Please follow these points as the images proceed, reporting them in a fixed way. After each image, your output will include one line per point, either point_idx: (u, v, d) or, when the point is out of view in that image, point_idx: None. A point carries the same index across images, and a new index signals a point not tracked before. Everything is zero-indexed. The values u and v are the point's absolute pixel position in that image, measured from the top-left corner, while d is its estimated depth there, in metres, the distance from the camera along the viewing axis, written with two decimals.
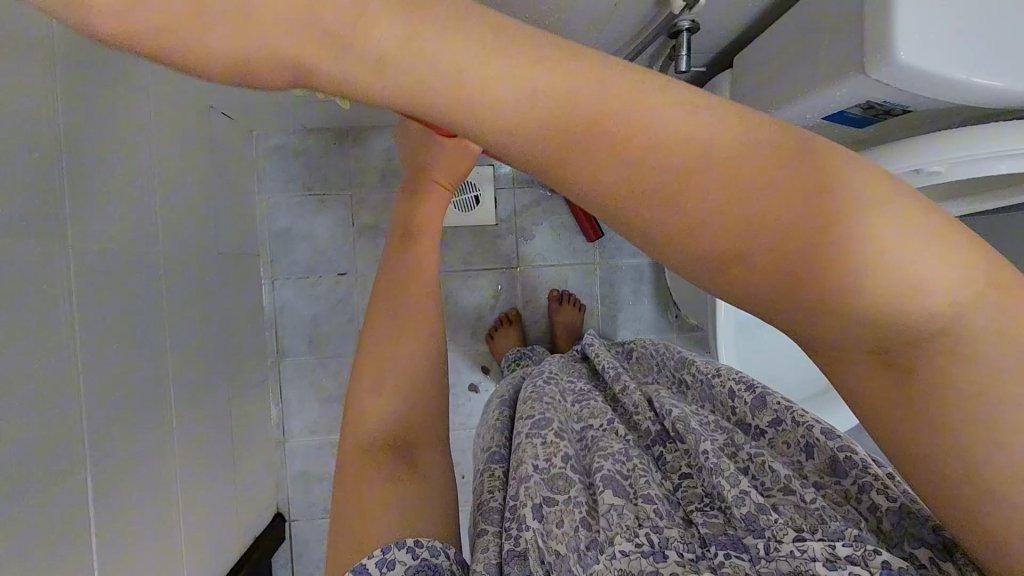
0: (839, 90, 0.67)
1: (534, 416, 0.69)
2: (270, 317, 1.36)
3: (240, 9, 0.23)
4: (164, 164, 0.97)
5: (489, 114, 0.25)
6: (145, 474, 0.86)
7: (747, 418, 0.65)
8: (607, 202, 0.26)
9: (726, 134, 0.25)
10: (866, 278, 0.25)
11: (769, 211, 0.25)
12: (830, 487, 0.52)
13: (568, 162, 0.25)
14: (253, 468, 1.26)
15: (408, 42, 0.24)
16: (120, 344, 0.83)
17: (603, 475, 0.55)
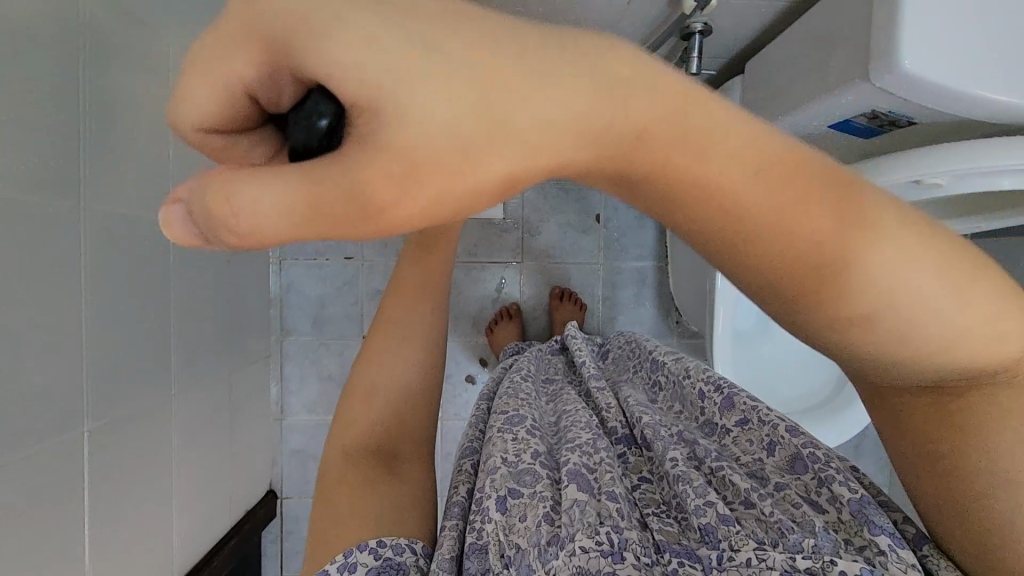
0: (845, 98, 0.68)
1: (506, 412, 0.69)
2: (275, 296, 1.38)
3: (413, 129, 0.16)
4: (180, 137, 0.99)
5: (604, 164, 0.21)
6: (140, 438, 0.88)
7: (713, 418, 0.67)
8: (697, 238, 0.24)
9: (828, 178, 0.23)
10: (916, 329, 0.25)
11: (855, 264, 0.24)
12: (792, 487, 0.54)
13: (666, 203, 0.23)
14: (249, 443, 1.28)
15: (557, 105, 0.19)
16: (125, 309, 0.85)
17: (568, 468, 0.55)
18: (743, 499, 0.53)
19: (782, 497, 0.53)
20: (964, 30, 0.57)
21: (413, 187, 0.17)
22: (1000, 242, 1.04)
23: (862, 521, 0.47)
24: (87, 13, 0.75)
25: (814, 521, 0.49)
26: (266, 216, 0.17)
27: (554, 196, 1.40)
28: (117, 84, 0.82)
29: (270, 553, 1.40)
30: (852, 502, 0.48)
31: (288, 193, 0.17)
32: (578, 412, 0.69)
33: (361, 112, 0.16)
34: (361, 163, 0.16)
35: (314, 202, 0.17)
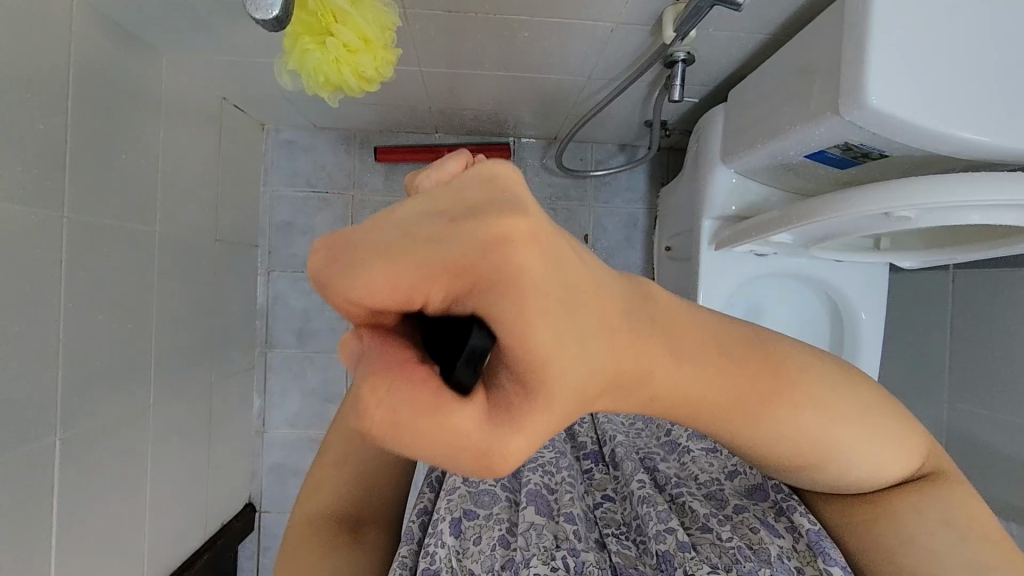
0: (819, 129, 0.69)
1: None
2: (262, 307, 1.38)
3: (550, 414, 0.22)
4: (169, 148, 1.00)
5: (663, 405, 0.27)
6: (113, 449, 0.87)
7: (679, 439, 0.66)
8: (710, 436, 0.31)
9: (825, 405, 0.31)
10: (848, 469, 0.35)
11: (817, 450, 0.33)
12: (751, 510, 0.52)
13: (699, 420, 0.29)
14: (228, 454, 1.27)
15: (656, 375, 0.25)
16: (104, 318, 0.85)
17: (528, 491, 0.56)
18: (701, 525, 0.52)
19: (740, 521, 0.51)
20: (927, 68, 0.58)
21: (538, 434, 0.22)
22: (981, 273, 1.05)
23: (817, 551, 0.44)
24: (77, 28, 0.77)
25: (770, 549, 0.47)
26: (383, 433, 0.20)
27: None
28: (105, 97, 0.83)
29: (247, 569, 1.38)
30: (811, 532, 0.44)
31: (453, 428, 0.20)
32: (549, 427, 0.69)
33: (533, 380, 0.20)
34: (478, 440, 0.20)
35: (456, 445, 0.20)
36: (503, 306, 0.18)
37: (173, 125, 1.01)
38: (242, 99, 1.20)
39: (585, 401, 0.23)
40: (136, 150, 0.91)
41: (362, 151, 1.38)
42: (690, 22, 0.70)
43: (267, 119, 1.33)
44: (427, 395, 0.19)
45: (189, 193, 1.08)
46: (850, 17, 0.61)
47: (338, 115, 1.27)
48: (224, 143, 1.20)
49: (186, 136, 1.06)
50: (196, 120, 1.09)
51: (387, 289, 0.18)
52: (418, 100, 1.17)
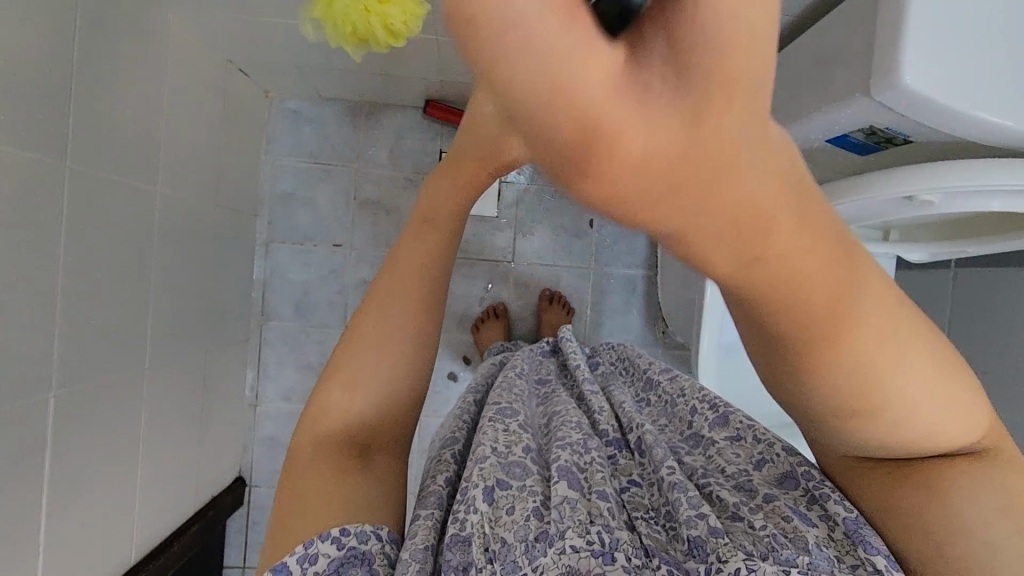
0: (845, 112, 0.69)
1: (498, 404, 0.68)
2: (260, 279, 1.36)
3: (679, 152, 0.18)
4: (173, 106, 0.97)
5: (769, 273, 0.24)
6: (107, 411, 0.85)
7: (703, 431, 0.66)
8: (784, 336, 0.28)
9: (900, 328, 0.30)
10: (915, 435, 0.36)
11: (881, 395, 0.32)
12: (781, 498, 0.53)
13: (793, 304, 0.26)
14: (221, 427, 1.25)
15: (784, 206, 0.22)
16: (102, 275, 0.82)
17: (559, 465, 0.55)
18: (732, 514, 0.53)
19: (772, 508, 0.52)
20: (963, 53, 0.58)
21: (657, 172, 0.18)
22: (984, 271, 1.06)
23: (856, 539, 0.46)
24: None
25: (807, 537, 0.48)
26: (510, 57, 0.15)
27: (548, 198, 1.40)
28: (112, 47, 0.80)
29: (234, 542, 1.36)
30: (847, 520, 0.47)
31: (602, 92, 0.16)
32: (568, 413, 0.68)
33: (693, 84, 0.17)
34: (610, 132, 0.17)
35: (590, 115, 0.17)
36: None
37: (178, 83, 0.98)
38: (249, 63, 1.16)
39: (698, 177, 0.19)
40: (141, 106, 0.88)
41: (368, 124, 1.36)
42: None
43: (272, 86, 1.29)
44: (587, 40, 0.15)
45: (192, 155, 1.05)
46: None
47: (346, 85, 1.25)
48: (228, 107, 1.17)
49: (191, 96, 1.03)
50: (201, 80, 1.06)
51: None
52: (430, 72, 1.15)
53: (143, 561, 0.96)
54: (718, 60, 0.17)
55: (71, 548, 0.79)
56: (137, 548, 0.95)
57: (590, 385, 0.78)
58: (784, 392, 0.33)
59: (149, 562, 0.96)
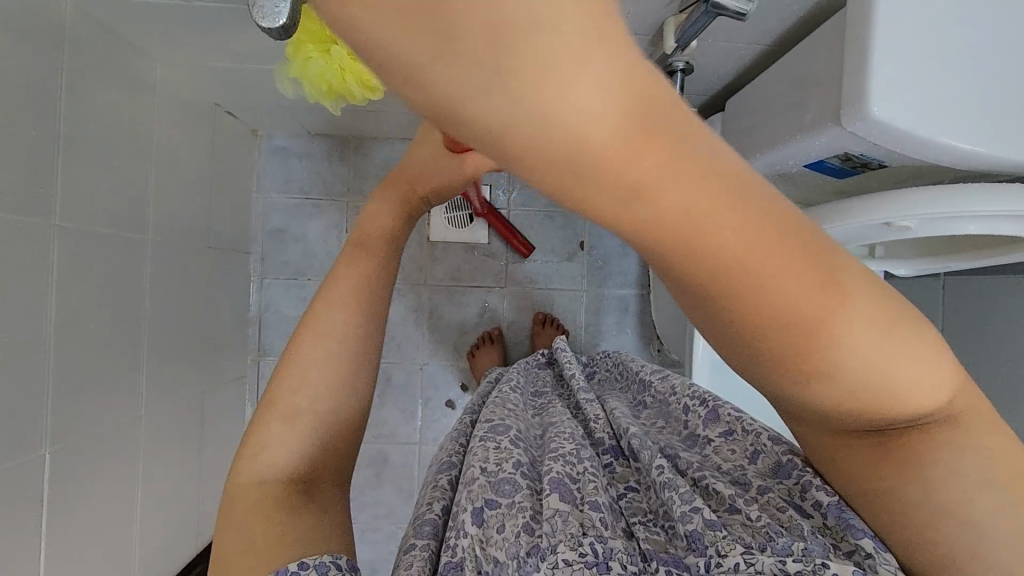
0: (819, 140, 0.70)
1: (490, 420, 0.67)
2: (255, 315, 1.36)
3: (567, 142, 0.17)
4: (161, 153, 0.99)
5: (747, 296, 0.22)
6: (103, 463, 0.85)
7: (697, 430, 0.66)
8: (770, 377, 0.25)
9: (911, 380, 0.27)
10: (933, 459, 0.35)
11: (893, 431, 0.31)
12: (775, 489, 0.53)
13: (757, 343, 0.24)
14: (219, 465, 1.24)
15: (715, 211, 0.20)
16: (96, 326, 0.83)
17: (551, 478, 0.54)
18: (729, 507, 0.52)
19: (766, 500, 0.53)
20: (931, 77, 0.59)
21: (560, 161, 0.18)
22: (973, 282, 1.06)
23: (844, 525, 0.44)
24: (73, 36, 0.75)
25: (802, 525, 0.48)
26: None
27: (538, 222, 1.42)
28: (98, 102, 0.82)
29: None
30: (832, 506, 0.46)
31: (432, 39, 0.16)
32: (563, 422, 0.68)
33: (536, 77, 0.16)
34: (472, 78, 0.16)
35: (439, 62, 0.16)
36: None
37: (165, 130, 0.99)
38: (237, 105, 1.18)
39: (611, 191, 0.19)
40: (129, 157, 0.90)
41: (356, 158, 1.37)
42: (682, 44, 0.73)
43: (260, 125, 1.31)
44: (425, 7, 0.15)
45: (181, 199, 1.06)
46: (857, 23, 0.60)
47: (333, 121, 1.27)
48: (217, 148, 1.18)
49: (179, 142, 1.05)
50: (189, 126, 1.07)
51: None
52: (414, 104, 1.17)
53: None
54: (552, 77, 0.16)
55: None
56: None
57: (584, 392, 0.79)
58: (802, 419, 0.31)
59: None
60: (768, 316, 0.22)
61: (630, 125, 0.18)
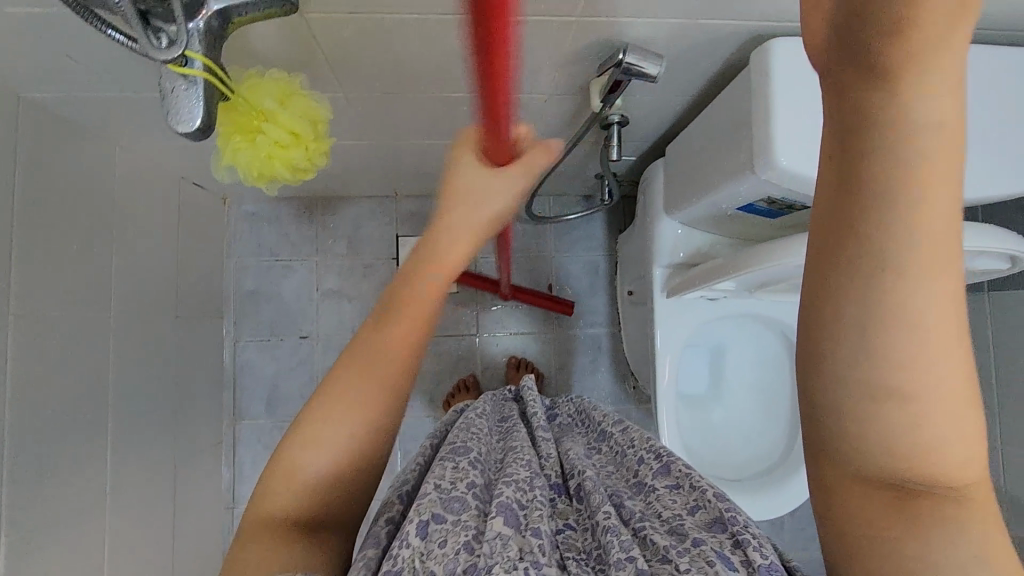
0: (742, 187, 0.73)
1: (453, 442, 0.68)
2: (230, 378, 1.37)
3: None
4: (124, 229, 1.01)
5: (873, 126, 0.23)
6: (66, 546, 0.84)
7: (646, 479, 0.67)
8: (831, 225, 0.25)
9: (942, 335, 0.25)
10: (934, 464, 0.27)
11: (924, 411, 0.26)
12: (708, 542, 0.53)
13: (861, 163, 0.23)
14: (196, 535, 1.23)
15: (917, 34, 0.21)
16: (55, 408, 0.84)
17: (500, 500, 0.54)
18: (661, 557, 0.52)
19: (698, 552, 0.52)
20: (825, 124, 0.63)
21: None
22: None
23: None
24: (26, 130, 0.79)
25: None
26: None
27: (506, 268, 1.44)
28: (54, 189, 0.85)
29: None
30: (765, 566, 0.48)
31: None
32: (522, 449, 0.68)
33: None
34: None
35: None
36: None
37: (128, 207, 1.02)
38: (202, 177, 1.22)
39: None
40: (89, 237, 0.92)
41: (324, 217, 1.41)
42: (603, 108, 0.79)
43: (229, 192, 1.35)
44: None
45: (147, 271, 1.09)
46: (760, 77, 0.65)
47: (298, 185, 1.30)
48: (184, 218, 1.21)
49: (144, 216, 1.08)
50: (153, 200, 1.10)
51: None
52: (373, 165, 1.21)
53: None
54: None
55: None
56: None
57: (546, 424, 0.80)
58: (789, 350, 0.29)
59: None
60: (871, 152, 0.23)
61: None
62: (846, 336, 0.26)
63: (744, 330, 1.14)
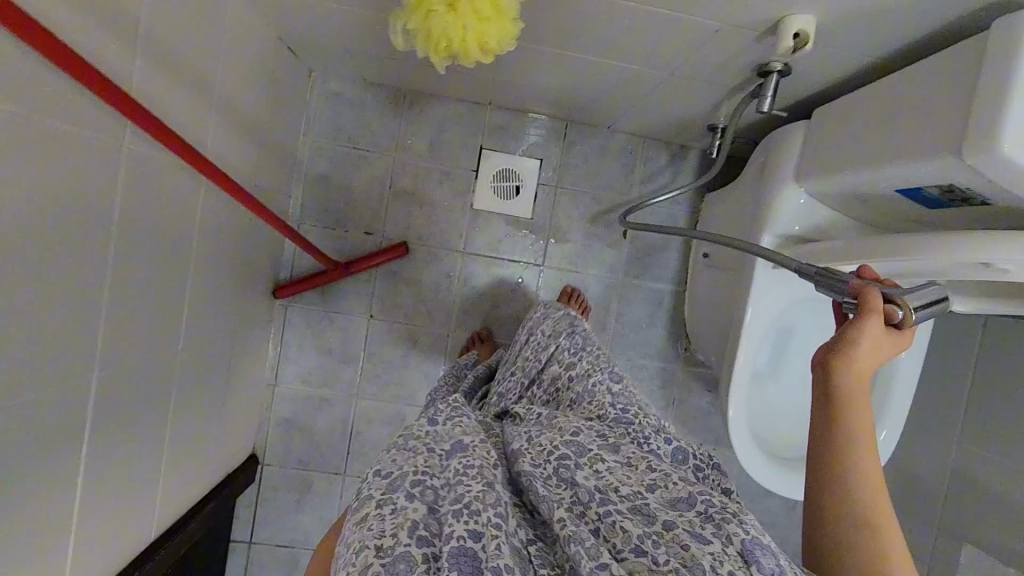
0: (925, 169, 0.68)
1: (381, 471, 0.68)
2: (288, 259, 1.33)
3: (879, 334, 0.61)
4: (230, 83, 0.94)
5: (866, 425, 0.58)
6: (143, 394, 0.83)
7: (588, 465, 0.73)
8: (854, 376, 0.59)
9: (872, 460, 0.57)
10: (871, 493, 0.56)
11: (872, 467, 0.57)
12: (679, 524, 0.62)
13: (848, 402, 0.59)
14: (241, 405, 1.23)
15: (869, 355, 0.60)
16: (149, 256, 0.79)
17: (453, 551, 0.57)
18: (635, 546, 0.60)
19: (673, 535, 0.61)
20: None
21: (877, 333, 0.61)
22: None
23: (749, 555, 0.57)
24: None
25: (702, 562, 0.57)
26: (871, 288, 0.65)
27: (585, 204, 1.39)
28: (183, 22, 0.77)
29: (243, 517, 1.36)
30: (745, 541, 0.58)
31: (872, 330, 0.60)
32: (479, 469, 0.70)
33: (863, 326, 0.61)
34: (889, 346, 0.63)
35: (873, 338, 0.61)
36: (871, 335, 0.60)
37: (237, 59, 0.95)
38: (301, 43, 1.13)
39: (863, 351, 0.60)
40: (203, 85, 0.86)
41: (410, 115, 1.34)
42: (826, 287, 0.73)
43: (317, 66, 1.26)
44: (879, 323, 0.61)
45: (243, 132, 1.02)
46: (996, 57, 0.58)
47: (394, 73, 1.23)
48: (277, 84, 1.14)
49: (249, 73, 1.00)
50: (258, 56, 1.02)
51: (891, 338, 0.62)
52: (485, 68, 1.12)
53: (158, 540, 0.96)
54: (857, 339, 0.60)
55: (95, 532, 0.78)
56: (155, 523, 0.95)
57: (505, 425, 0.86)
58: (833, 433, 0.58)
59: (168, 541, 0.97)
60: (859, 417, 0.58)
61: (876, 356, 0.61)
62: (869, 451, 0.57)
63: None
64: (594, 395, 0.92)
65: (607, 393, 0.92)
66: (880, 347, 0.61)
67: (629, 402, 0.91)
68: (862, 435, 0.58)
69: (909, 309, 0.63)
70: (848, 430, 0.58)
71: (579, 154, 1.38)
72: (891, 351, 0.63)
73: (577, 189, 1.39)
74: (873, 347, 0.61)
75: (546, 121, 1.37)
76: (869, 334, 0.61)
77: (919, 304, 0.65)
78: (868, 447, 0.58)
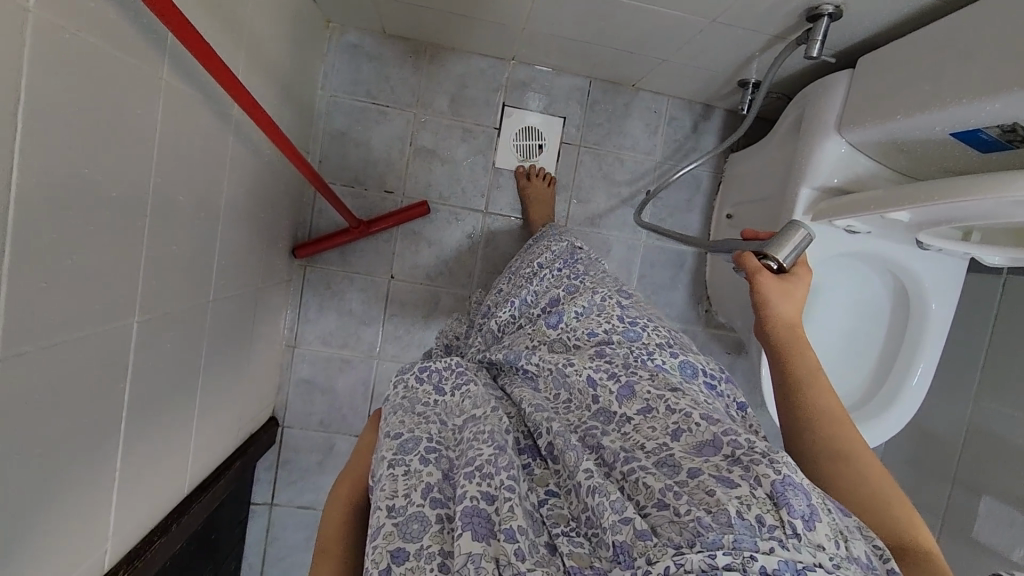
0: (991, 106, 0.68)
1: (400, 436, 0.63)
2: (306, 217, 1.30)
3: (787, 286, 0.71)
4: (258, 24, 0.91)
5: (811, 357, 0.68)
6: (176, 344, 0.81)
7: (610, 406, 0.65)
8: (787, 319, 0.69)
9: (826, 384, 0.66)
10: (834, 413, 0.64)
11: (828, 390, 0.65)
12: (705, 471, 0.53)
13: (788, 342, 0.69)
14: (262, 365, 1.21)
15: (794, 302, 0.70)
16: (184, 201, 0.77)
17: (465, 510, 0.51)
18: (657, 501, 0.51)
19: (697, 484, 0.52)
20: None
21: (780, 285, 0.70)
22: None
23: (780, 501, 0.48)
24: None
25: (728, 510, 0.48)
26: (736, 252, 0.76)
27: (607, 164, 1.37)
28: None
29: (264, 478, 1.35)
30: (777, 483, 0.49)
31: (774, 285, 0.70)
32: (486, 419, 0.63)
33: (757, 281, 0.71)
34: (792, 289, 0.71)
35: (781, 289, 0.70)
36: (776, 286, 0.70)
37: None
38: None
39: (783, 299, 0.70)
40: (235, 23, 0.82)
41: (431, 69, 1.30)
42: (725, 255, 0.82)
43: (335, 15, 1.22)
44: (766, 277, 0.70)
45: (267, 79, 0.99)
46: None
47: (417, 24, 1.19)
48: (298, 30, 1.10)
49: (274, 16, 0.96)
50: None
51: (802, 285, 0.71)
52: (515, 19, 1.09)
53: (192, 494, 0.96)
54: (769, 294, 0.70)
55: (135, 481, 0.77)
56: (188, 478, 0.94)
57: (511, 352, 0.78)
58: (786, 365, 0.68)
59: (201, 495, 0.96)
60: (801, 350, 0.68)
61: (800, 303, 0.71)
62: (820, 376, 0.66)
63: (851, 271, 1.08)
64: (600, 306, 0.83)
65: (615, 304, 0.83)
66: (795, 292, 0.71)
67: (640, 314, 0.82)
68: (807, 362, 0.67)
69: (780, 258, 0.71)
70: (796, 361, 0.67)
71: (602, 111, 1.36)
72: (799, 293, 0.71)
73: (599, 148, 1.37)
74: (790, 297, 0.70)
75: (570, 78, 1.34)
76: (774, 287, 0.70)
77: (789, 252, 0.71)
78: (819, 374, 0.66)
